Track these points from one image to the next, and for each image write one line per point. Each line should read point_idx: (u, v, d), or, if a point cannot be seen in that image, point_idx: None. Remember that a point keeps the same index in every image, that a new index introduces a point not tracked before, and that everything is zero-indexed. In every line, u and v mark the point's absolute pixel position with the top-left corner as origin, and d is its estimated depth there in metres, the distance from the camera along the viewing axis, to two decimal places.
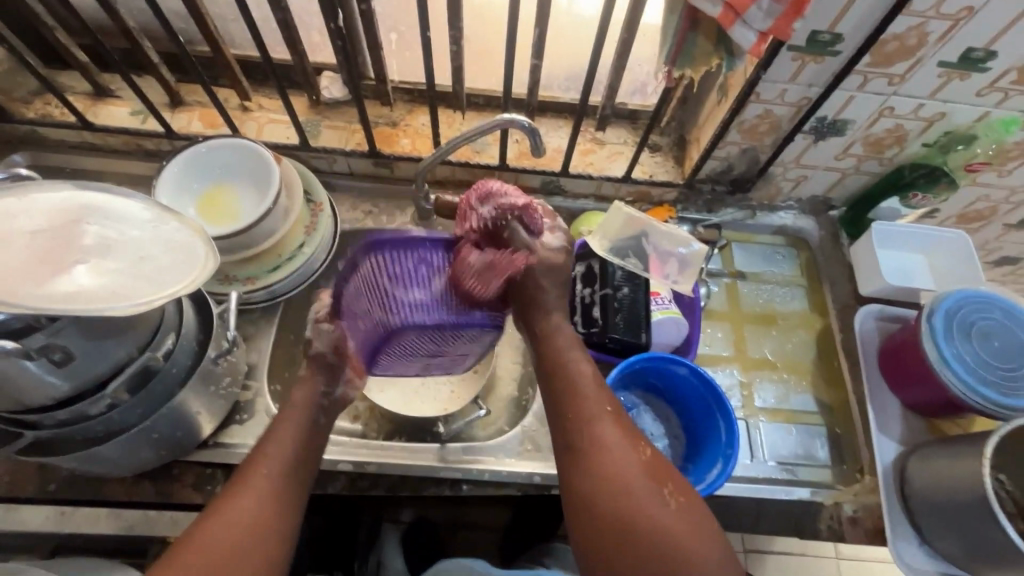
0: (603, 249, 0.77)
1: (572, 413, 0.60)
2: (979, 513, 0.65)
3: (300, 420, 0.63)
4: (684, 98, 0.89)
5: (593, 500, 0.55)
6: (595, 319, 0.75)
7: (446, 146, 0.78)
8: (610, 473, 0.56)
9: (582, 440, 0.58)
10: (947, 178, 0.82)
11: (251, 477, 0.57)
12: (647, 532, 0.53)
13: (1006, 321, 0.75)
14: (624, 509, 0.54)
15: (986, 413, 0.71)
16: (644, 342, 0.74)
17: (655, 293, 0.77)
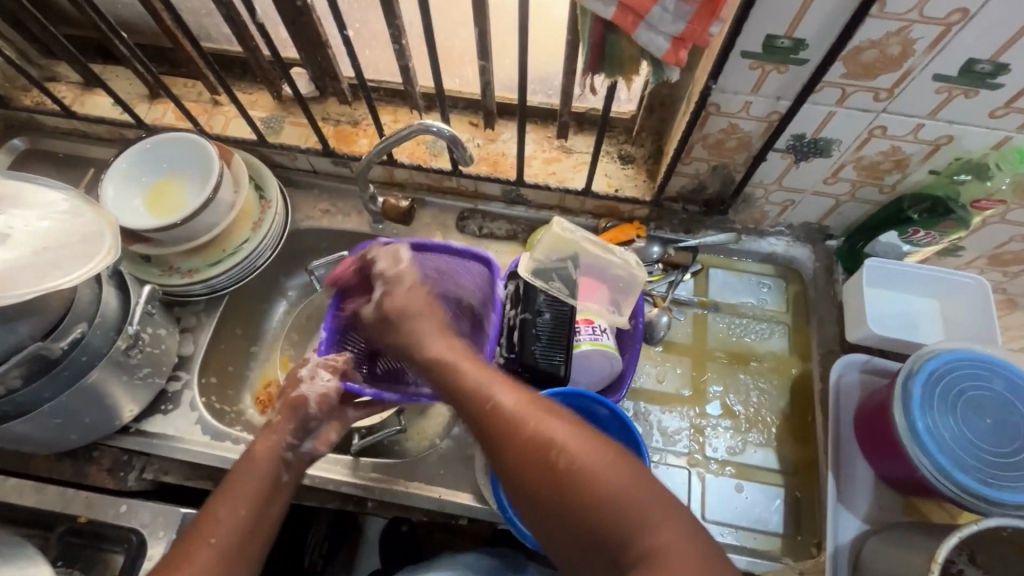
0: (530, 270, 0.71)
1: (461, 392, 0.53)
2: None
3: (273, 474, 0.62)
4: (655, 106, 0.80)
5: (515, 478, 0.48)
6: (514, 344, 0.69)
7: (377, 147, 0.75)
8: (512, 447, 0.48)
9: (479, 421, 0.51)
10: (956, 214, 0.68)
11: (203, 541, 0.55)
12: (547, 469, 0.46)
13: (1004, 395, 0.62)
14: (518, 455, 0.47)
15: (960, 503, 0.59)
16: (563, 376, 0.68)
17: (587, 321, 0.71)
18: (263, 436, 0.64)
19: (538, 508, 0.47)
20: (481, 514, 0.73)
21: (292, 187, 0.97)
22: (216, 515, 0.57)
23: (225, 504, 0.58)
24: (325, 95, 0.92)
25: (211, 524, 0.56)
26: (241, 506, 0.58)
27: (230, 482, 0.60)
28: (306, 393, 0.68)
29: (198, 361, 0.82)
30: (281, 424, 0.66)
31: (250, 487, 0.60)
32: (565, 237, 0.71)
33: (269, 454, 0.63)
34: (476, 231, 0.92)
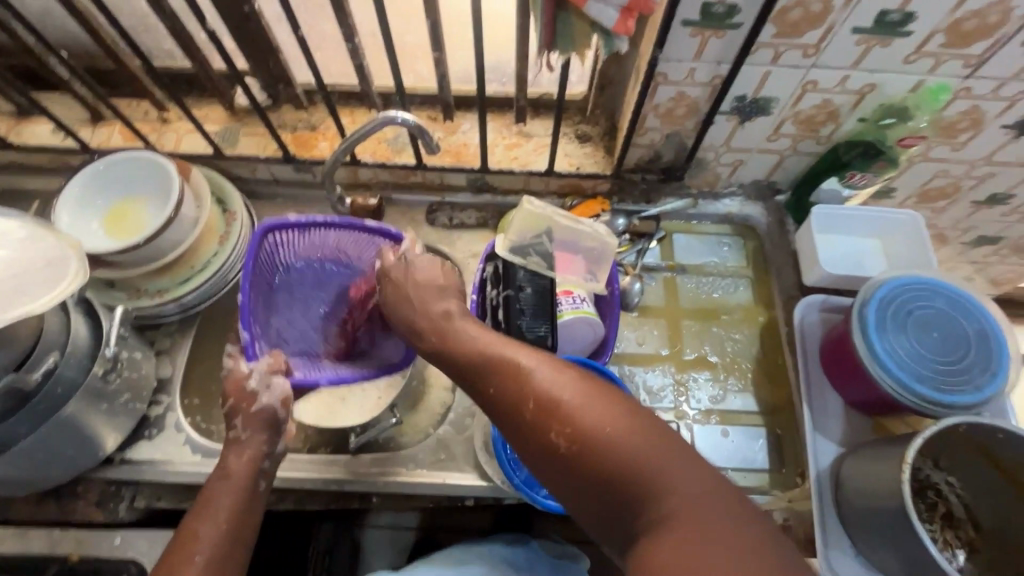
0: (505, 249, 0.74)
1: (476, 373, 0.55)
2: (900, 525, 0.60)
3: (251, 484, 0.64)
4: (606, 83, 0.84)
5: (525, 434, 0.50)
6: (500, 321, 0.71)
7: (340, 146, 0.76)
8: (521, 413, 0.50)
9: (492, 393, 0.53)
10: (886, 155, 0.75)
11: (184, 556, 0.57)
12: (551, 423, 0.48)
13: (947, 310, 0.68)
14: (523, 410, 0.50)
15: (921, 411, 0.65)
16: (551, 346, 0.69)
17: (568, 292, 0.74)
18: (233, 451, 0.66)
19: (549, 461, 0.48)
20: (486, 492, 0.75)
21: (254, 198, 0.96)
22: (196, 530, 0.59)
23: (204, 520, 0.60)
24: (278, 103, 0.92)
25: (193, 537, 0.59)
26: (221, 522, 0.60)
27: (205, 495, 0.63)
28: (265, 402, 0.66)
29: (179, 382, 0.80)
30: (256, 438, 0.66)
31: (228, 502, 0.62)
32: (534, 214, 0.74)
33: (247, 467, 0.65)
34: (446, 223, 0.93)
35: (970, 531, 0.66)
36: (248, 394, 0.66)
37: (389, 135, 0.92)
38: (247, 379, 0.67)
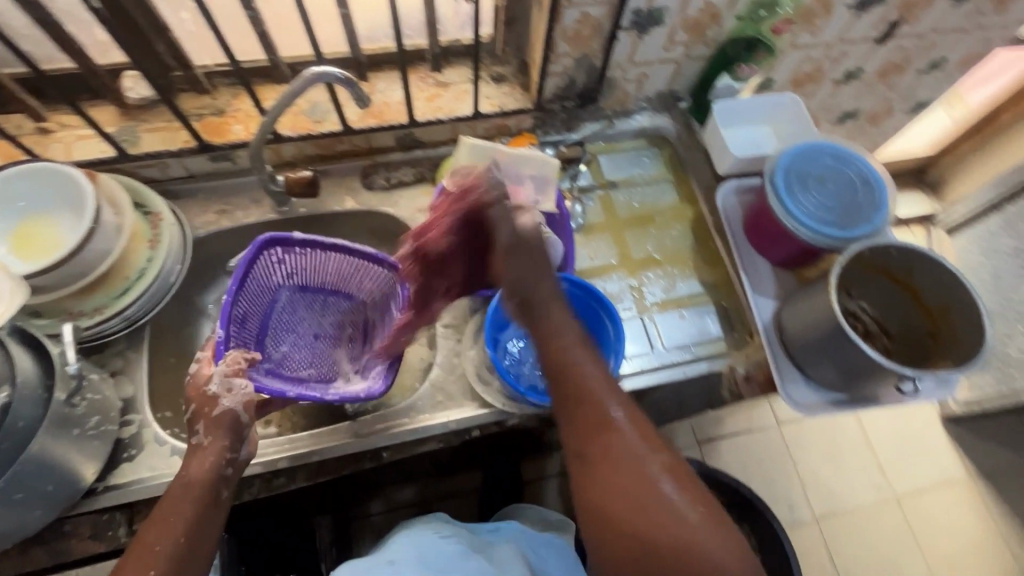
0: (457, 187, 0.81)
1: (582, 422, 0.58)
2: (837, 340, 0.72)
3: (213, 490, 0.62)
4: (511, 19, 0.88)
5: (615, 501, 0.53)
6: (467, 256, 0.77)
7: (267, 118, 0.74)
8: (610, 485, 0.54)
9: (587, 450, 0.56)
10: (764, 44, 0.86)
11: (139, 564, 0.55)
12: (653, 509, 0.52)
13: (837, 166, 0.81)
14: (628, 481, 0.53)
15: (833, 249, 0.78)
16: (521, 268, 0.77)
17: None
18: (192, 460, 0.63)
19: (628, 539, 0.51)
20: (489, 419, 0.79)
21: (173, 199, 0.90)
22: (150, 540, 0.56)
23: (159, 529, 0.57)
24: (176, 91, 0.86)
25: (147, 549, 0.56)
26: (178, 530, 0.58)
27: (163, 504, 0.60)
28: (229, 405, 0.66)
29: (146, 397, 0.76)
30: (214, 444, 0.64)
31: (187, 509, 0.59)
32: (476, 148, 0.81)
33: (208, 473, 0.62)
34: (385, 184, 0.93)
35: (885, 339, 0.80)
36: (209, 397, 0.66)
37: (305, 106, 0.90)
38: (208, 384, 0.67)
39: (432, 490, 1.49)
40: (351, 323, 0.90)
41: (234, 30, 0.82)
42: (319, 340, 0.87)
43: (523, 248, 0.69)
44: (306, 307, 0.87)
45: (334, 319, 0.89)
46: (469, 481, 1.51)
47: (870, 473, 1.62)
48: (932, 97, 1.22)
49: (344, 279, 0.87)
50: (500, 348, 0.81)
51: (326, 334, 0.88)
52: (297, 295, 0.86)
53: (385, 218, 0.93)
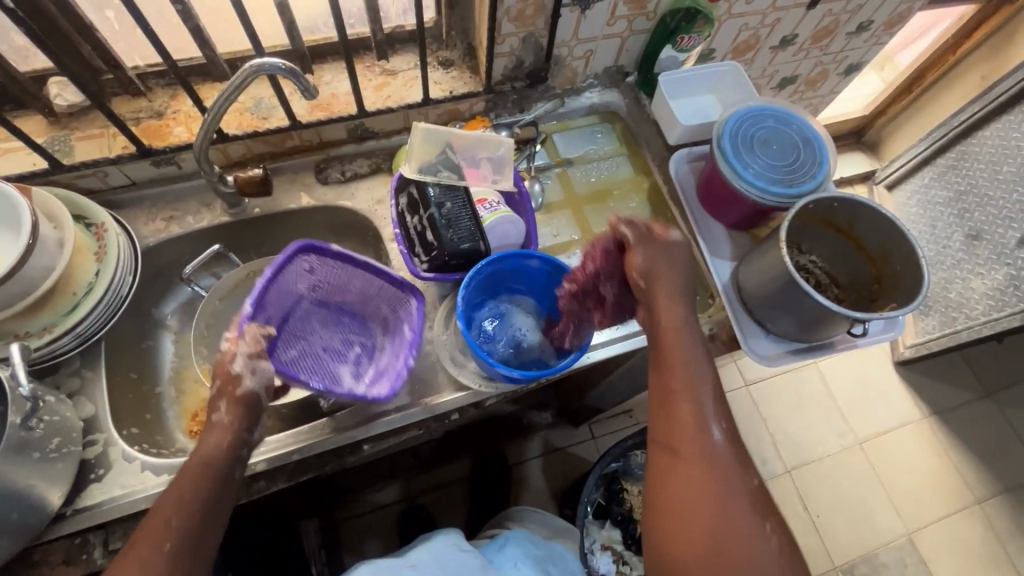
0: (414, 173, 0.81)
1: (687, 421, 0.63)
2: (790, 291, 0.76)
3: (225, 471, 0.63)
4: (453, 3, 0.88)
5: (695, 493, 0.60)
6: (431, 242, 0.77)
7: (209, 114, 0.71)
8: (689, 489, 0.60)
9: (675, 457, 0.62)
10: (702, 14, 0.88)
11: (157, 538, 0.57)
12: (732, 518, 0.59)
13: (778, 125, 0.84)
14: (714, 485, 0.60)
15: (782, 207, 0.82)
16: (485, 250, 0.78)
17: (483, 199, 0.81)
18: (211, 437, 0.63)
19: (695, 524, 0.59)
20: (466, 400, 0.79)
21: (117, 209, 0.86)
22: (166, 515, 0.58)
23: (176, 507, 0.58)
24: (108, 96, 0.82)
25: (164, 524, 0.57)
26: (194, 507, 0.59)
27: (179, 480, 0.61)
28: (252, 386, 0.66)
29: (109, 415, 0.73)
30: (233, 423, 0.65)
31: (199, 487, 0.60)
32: (431, 131, 0.82)
33: (222, 451, 0.63)
34: (340, 177, 0.92)
35: (835, 289, 0.86)
36: (233, 376, 0.65)
37: (248, 103, 0.87)
38: (233, 362, 0.66)
39: (415, 483, 1.51)
40: (360, 341, 0.81)
41: (164, 27, 0.79)
42: (325, 356, 0.77)
43: (652, 249, 0.70)
44: (321, 320, 0.79)
45: (343, 336, 0.80)
46: (457, 471, 1.53)
47: (833, 422, 1.71)
48: (862, 59, 1.28)
49: (366, 300, 0.81)
50: (474, 327, 0.81)
51: (332, 351, 0.78)
52: (315, 308, 0.79)
53: (344, 212, 0.92)
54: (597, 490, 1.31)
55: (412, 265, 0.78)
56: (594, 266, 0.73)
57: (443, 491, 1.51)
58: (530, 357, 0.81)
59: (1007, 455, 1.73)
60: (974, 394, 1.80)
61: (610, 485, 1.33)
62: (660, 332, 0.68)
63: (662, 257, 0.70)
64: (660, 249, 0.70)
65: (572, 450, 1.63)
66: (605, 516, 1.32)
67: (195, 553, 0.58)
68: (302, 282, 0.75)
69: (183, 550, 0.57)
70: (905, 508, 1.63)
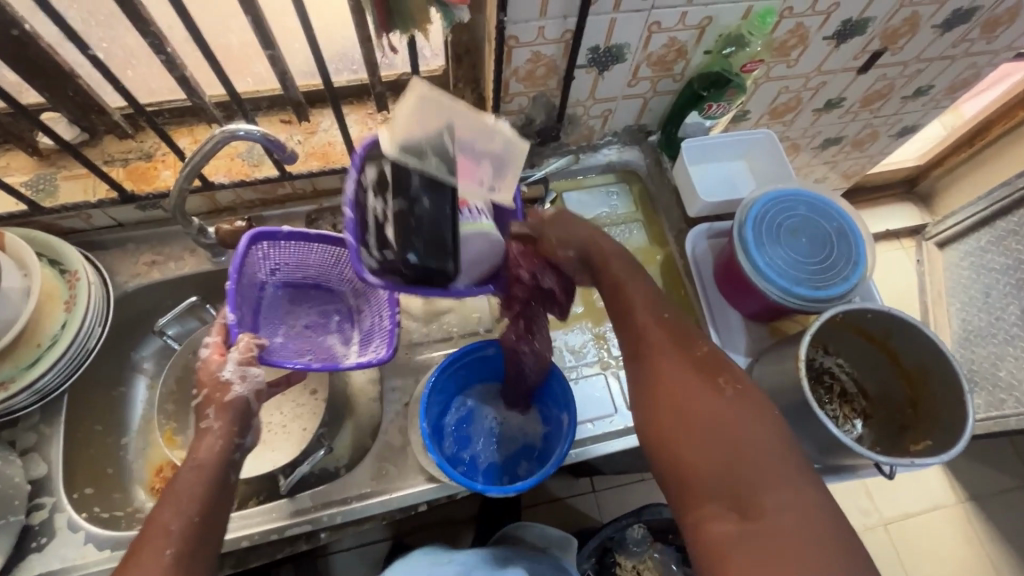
0: (394, 147, 0.53)
1: (645, 336, 0.59)
2: (806, 413, 0.66)
3: (222, 474, 0.57)
4: (462, 54, 0.81)
5: (673, 404, 0.54)
6: (390, 238, 0.61)
7: (184, 170, 0.67)
8: (680, 417, 0.53)
9: (659, 396, 0.55)
10: (734, 83, 0.80)
11: (149, 545, 0.50)
12: (714, 412, 0.52)
13: (810, 215, 0.75)
14: (685, 388, 0.54)
15: (807, 310, 0.72)
16: (451, 275, 0.63)
17: (463, 202, 0.63)
18: (213, 431, 0.59)
19: (683, 431, 0.52)
20: (438, 493, 0.72)
21: (99, 250, 0.83)
22: (163, 521, 0.52)
23: (172, 512, 0.52)
24: (97, 136, 0.79)
25: (162, 531, 0.51)
26: (190, 511, 0.53)
27: (172, 485, 0.55)
28: (242, 393, 0.62)
29: (61, 477, 0.70)
30: (224, 428, 0.59)
31: (195, 490, 0.55)
32: (430, 100, 0.51)
33: (218, 455, 0.58)
34: (331, 229, 0.87)
35: (861, 401, 0.76)
36: (221, 383, 0.61)
37: (240, 149, 0.83)
38: (221, 369, 0.62)
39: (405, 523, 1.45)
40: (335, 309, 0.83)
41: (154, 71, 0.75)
42: (308, 331, 0.79)
43: (566, 223, 0.67)
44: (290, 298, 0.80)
45: (320, 308, 0.82)
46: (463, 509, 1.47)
47: (857, 500, 1.57)
48: (920, 121, 1.16)
49: (330, 269, 0.81)
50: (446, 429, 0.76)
51: (316, 325, 0.80)
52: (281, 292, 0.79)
53: None
54: (587, 560, 1.23)
55: (354, 262, 0.62)
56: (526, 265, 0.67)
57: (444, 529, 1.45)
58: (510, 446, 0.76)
59: None
60: (1020, 481, 1.63)
61: (604, 558, 1.24)
62: (614, 292, 0.64)
63: (587, 230, 0.67)
64: (559, 218, 0.68)
65: (571, 501, 1.54)
66: None
67: (194, 571, 0.52)
68: (263, 267, 0.75)
69: (187, 557, 0.51)
70: None
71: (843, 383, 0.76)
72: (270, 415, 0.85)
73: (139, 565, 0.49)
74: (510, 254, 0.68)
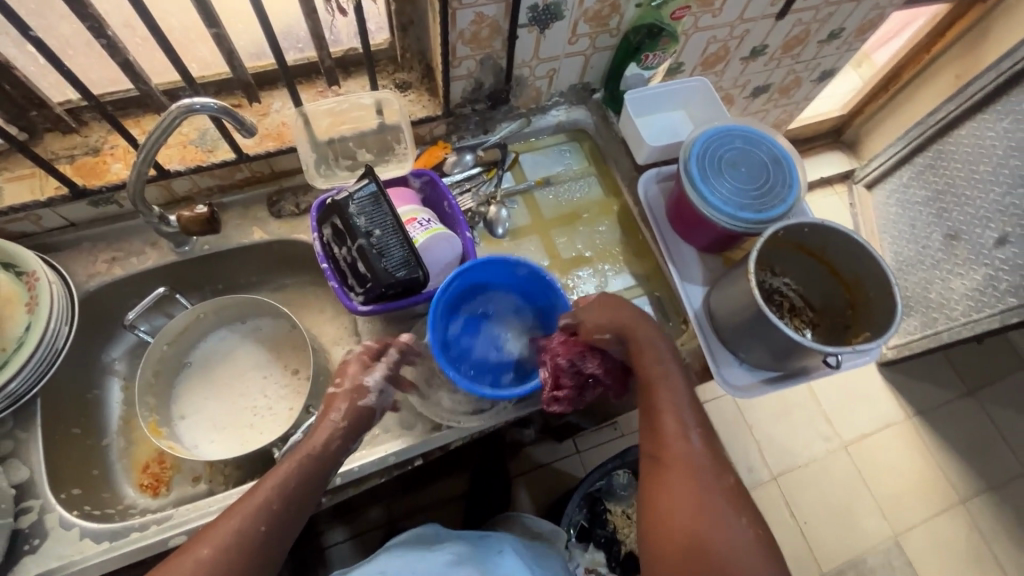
0: (330, 206, 0.74)
1: (663, 436, 0.65)
2: (762, 323, 0.73)
3: (331, 451, 0.64)
4: (407, 24, 0.83)
5: (674, 508, 0.60)
6: (364, 274, 0.71)
7: (143, 150, 0.66)
8: (677, 532, 0.59)
9: (662, 502, 0.61)
10: (666, 31, 0.85)
11: (262, 484, 0.59)
12: (706, 525, 0.58)
13: (746, 147, 0.81)
14: (685, 495, 0.60)
15: (752, 233, 0.79)
16: (423, 275, 0.71)
17: (413, 219, 0.76)
18: (329, 423, 0.65)
19: (675, 536, 0.58)
20: (435, 443, 0.74)
21: (53, 252, 0.81)
22: (279, 466, 0.61)
23: (280, 484, 0.59)
24: (37, 133, 0.77)
25: (276, 469, 0.60)
26: (300, 469, 0.61)
27: (290, 460, 0.61)
28: (373, 402, 0.68)
29: (44, 478, 0.69)
30: (348, 426, 0.65)
31: (305, 451, 0.62)
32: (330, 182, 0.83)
33: (336, 431, 0.65)
34: (294, 210, 0.87)
35: (809, 313, 0.83)
36: (361, 387, 0.67)
37: (192, 135, 0.82)
38: (364, 377, 0.68)
39: (399, 506, 1.47)
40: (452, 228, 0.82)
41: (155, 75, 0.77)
42: None
43: (613, 309, 0.71)
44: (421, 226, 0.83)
45: None
46: (456, 486, 1.51)
47: (819, 427, 1.70)
48: (836, 65, 1.26)
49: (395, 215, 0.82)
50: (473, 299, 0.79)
51: None
52: None
53: (300, 245, 0.87)
54: (580, 511, 1.29)
55: (349, 301, 0.72)
56: (573, 354, 0.71)
57: (439, 507, 1.48)
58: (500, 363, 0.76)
59: (993, 455, 1.71)
60: (959, 392, 1.79)
61: (594, 506, 1.30)
62: (647, 381, 0.69)
63: (626, 315, 0.72)
64: (602, 303, 0.72)
65: (557, 465, 1.59)
66: (588, 539, 1.28)
67: (276, 532, 0.58)
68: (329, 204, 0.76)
69: (278, 532, 0.58)
70: (892, 512, 1.62)
71: (789, 290, 0.84)
72: (255, 399, 0.85)
73: (249, 499, 0.58)
74: (554, 343, 0.73)
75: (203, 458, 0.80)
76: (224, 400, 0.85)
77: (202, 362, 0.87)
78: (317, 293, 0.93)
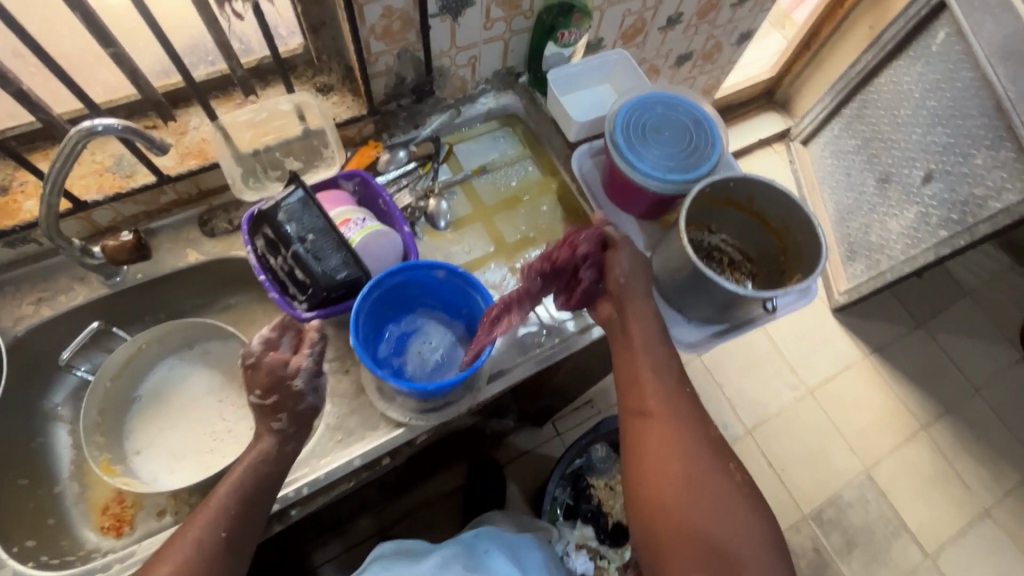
0: (260, 216, 0.72)
1: (647, 396, 0.66)
2: (699, 277, 0.75)
3: (261, 473, 0.63)
4: (317, 25, 0.82)
5: (664, 464, 0.62)
6: (303, 280, 0.70)
7: (48, 183, 0.64)
8: (673, 485, 0.60)
9: (654, 457, 0.62)
10: (576, 8, 0.87)
11: (194, 517, 0.59)
12: (696, 475, 0.60)
13: (668, 113, 0.83)
14: (674, 452, 0.62)
15: (683, 194, 0.82)
16: (363, 274, 0.71)
17: (348, 220, 0.75)
18: (204, 516, 0.58)
19: (667, 487, 0.60)
20: (400, 440, 0.74)
21: None
22: (211, 496, 0.60)
23: (212, 515, 0.58)
24: None
25: (208, 502, 0.60)
26: (231, 497, 0.60)
27: (221, 488, 0.61)
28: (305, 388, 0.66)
29: None
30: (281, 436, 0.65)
31: (236, 477, 0.61)
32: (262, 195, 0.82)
33: (263, 453, 0.64)
34: (228, 227, 0.85)
35: (748, 265, 0.87)
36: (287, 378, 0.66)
37: (108, 163, 0.80)
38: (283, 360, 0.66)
39: (387, 513, 1.46)
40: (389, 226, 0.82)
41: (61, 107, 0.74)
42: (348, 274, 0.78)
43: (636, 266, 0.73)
44: None
45: None
46: (441, 484, 1.50)
47: (784, 377, 1.76)
48: (753, 26, 1.30)
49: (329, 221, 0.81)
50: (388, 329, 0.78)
51: None
52: None
53: (239, 262, 0.85)
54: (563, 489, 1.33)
55: (292, 309, 0.72)
56: (580, 248, 0.72)
57: (428, 508, 1.48)
58: (423, 369, 0.76)
59: (947, 379, 1.81)
60: (909, 325, 1.88)
61: (577, 483, 1.33)
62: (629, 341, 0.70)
63: (637, 271, 0.73)
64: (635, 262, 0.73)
65: (540, 450, 1.61)
66: (575, 515, 1.31)
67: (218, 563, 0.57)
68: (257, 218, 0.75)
69: None
70: (861, 447, 1.70)
71: (728, 246, 0.87)
72: (213, 424, 0.83)
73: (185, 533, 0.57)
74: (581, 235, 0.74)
75: (164, 490, 0.78)
76: (180, 430, 0.83)
77: (152, 395, 0.84)
78: (264, 308, 0.91)
